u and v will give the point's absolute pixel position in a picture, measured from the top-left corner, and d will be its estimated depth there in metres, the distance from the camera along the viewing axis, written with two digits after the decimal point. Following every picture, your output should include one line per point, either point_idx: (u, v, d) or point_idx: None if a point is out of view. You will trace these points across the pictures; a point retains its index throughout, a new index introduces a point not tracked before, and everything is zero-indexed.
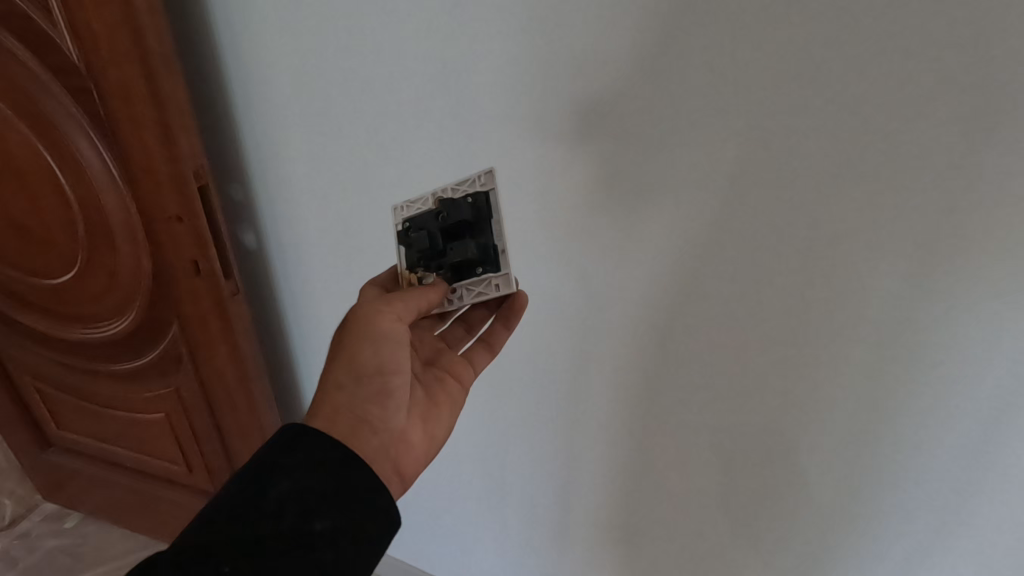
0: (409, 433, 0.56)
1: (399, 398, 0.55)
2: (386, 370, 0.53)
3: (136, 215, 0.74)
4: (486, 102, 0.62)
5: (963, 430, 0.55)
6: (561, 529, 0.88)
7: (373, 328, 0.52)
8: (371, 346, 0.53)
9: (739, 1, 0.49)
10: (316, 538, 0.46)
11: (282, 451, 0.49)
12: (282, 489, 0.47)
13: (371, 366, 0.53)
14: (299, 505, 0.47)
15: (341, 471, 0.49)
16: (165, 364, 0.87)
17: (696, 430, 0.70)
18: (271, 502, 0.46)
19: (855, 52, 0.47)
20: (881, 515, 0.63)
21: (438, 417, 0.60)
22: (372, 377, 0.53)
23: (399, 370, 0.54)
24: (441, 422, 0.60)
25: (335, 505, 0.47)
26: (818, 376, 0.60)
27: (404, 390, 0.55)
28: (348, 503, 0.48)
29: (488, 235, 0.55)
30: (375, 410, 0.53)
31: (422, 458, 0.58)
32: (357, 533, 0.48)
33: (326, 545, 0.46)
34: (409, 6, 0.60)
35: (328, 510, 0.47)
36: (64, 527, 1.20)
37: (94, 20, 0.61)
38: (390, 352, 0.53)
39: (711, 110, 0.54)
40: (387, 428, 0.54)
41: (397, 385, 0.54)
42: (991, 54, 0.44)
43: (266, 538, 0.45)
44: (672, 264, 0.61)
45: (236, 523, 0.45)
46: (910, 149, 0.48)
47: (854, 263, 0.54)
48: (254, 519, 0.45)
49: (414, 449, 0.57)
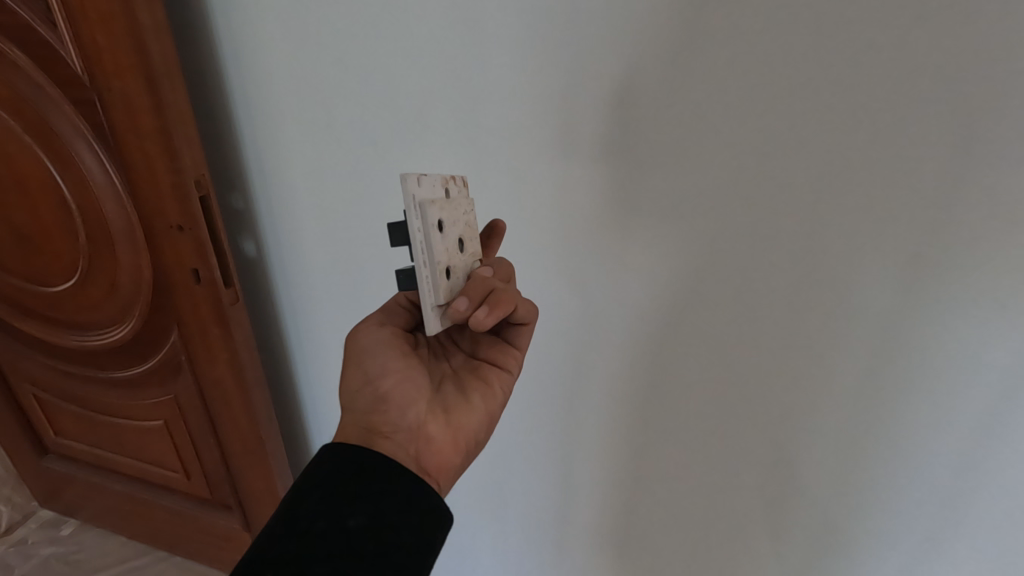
0: (430, 427, 0.53)
1: (398, 397, 0.53)
2: (374, 376, 0.54)
3: (136, 224, 0.73)
4: (489, 118, 0.61)
5: (956, 446, 0.55)
6: (560, 543, 0.87)
7: (358, 342, 0.55)
8: (356, 360, 0.54)
9: (747, 22, 0.48)
10: (354, 536, 0.44)
11: (312, 466, 0.49)
12: (313, 497, 0.46)
13: (360, 379, 0.54)
14: (332, 507, 0.45)
15: (371, 468, 0.48)
16: (165, 373, 0.87)
17: (695, 447, 0.69)
18: (305, 510, 0.45)
19: (863, 76, 0.46)
20: (880, 533, 0.63)
21: (471, 408, 0.56)
22: (367, 387, 0.54)
23: (387, 371, 0.54)
24: (473, 413, 0.56)
25: (369, 501, 0.46)
26: (820, 399, 0.59)
27: (402, 387, 0.54)
28: (382, 496, 0.46)
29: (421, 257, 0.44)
30: (377, 416, 0.52)
31: (454, 452, 0.54)
32: (397, 524, 0.46)
33: (366, 541, 0.44)
34: (410, 20, 0.59)
35: (362, 506, 0.45)
36: (61, 534, 1.19)
37: (96, 29, 0.60)
38: (371, 358, 0.54)
39: (718, 130, 0.52)
40: (400, 429, 0.52)
41: (390, 387, 0.53)
42: (1001, 76, 0.43)
43: (303, 545, 0.43)
44: (677, 283, 0.60)
45: (272, 538, 0.44)
46: (918, 172, 0.47)
47: (860, 288, 0.53)
48: (290, 529, 0.44)
49: (440, 443, 0.53)
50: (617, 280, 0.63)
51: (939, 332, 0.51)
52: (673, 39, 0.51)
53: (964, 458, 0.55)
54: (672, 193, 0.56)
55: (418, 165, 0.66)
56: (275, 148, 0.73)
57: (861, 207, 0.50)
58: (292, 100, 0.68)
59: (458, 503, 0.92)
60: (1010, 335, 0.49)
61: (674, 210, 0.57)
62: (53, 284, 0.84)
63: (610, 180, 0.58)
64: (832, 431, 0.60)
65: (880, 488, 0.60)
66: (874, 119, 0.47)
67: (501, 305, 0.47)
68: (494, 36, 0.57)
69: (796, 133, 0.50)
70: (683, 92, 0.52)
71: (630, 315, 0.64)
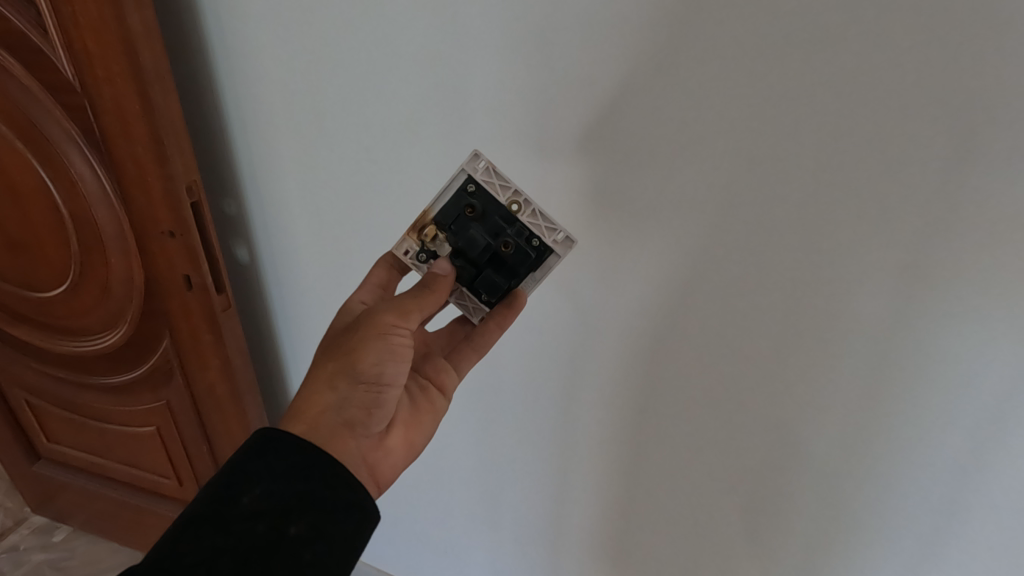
0: (389, 440, 0.55)
1: (388, 405, 0.53)
2: (383, 382, 0.52)
3: (128, 230, 0.73)
4: (479, 124, 0.60)
5: (950, 452, 0.55)
6: (553, 550, 0.87)
7: (390, 341, 0.51)
8: (376, 355, 0.51)
9: (739, 32, 0.47)
10: (294, 543, 0.45)
11: (251, 455, 0.47)
12: (255, 495, 0.45)
13: (372, 375, 0.51)
14: (271, 512, 0.45)
15: (316, 471, 0.47)
16: (156, 379, 0.86)
17: (687, 453, 0.68)
18: (245, 510, 0.45)
19: (859, 84, 0.46)
20: (872, 537, 0.62)
21: (420, 426, 0.59)
22: (368, 385, 0.51)
23: (396, 382, 0.53)
24: (424, 432, 0.59)
25: (310, 508, 0.46)
26: (812, 408, 0.59)
27: (394, 401, 0.54)
28: (323, 504, 0.46)
29: (517, 281, 0.56)
30: (361, 415, 0.52)
31: (402, 464, 0.57)
32: (336, 533, 0.46)
33: (305, 548, 0.45)
34: (402, 26, 0.58)
35: (303, 513, 0.46)
36: (53, 540, 1.19)
37: (87, 36, 0.60)
38: (393, 367, 0.52)
39: (707, 138, 0.52)
40: (367, 436, 0.53)
41: (390, 396, 0.53)
42: (991, 86, 0.42)
43: (237, 547, 0.43)
44: (667, 289, 0.60)
45: (208, 535, 0.43)
46: (907, 182, 0.47)
47: (853, 297, 0.52)
48: (227, 528, 0.44)
49: (393, 457, 0.56)
50: (609, 288, 0.62)
51: (930, 340, 0.51)
52: (661, 46, 0.50)
53: (957, 464, 0.55)
54: (664, 201, 0.56)
55: (409, 172, 0.66)
56: (268, 155, 0.72)
57: (855, 216, 0.50)
58: (285, 106, 0.68)
59: (449, 509, 0.92)
60: (1003, 341, 0.49)
61: (663, 218, 0.56)
62: (45, 289, 0.84)
63: (601, 187, 0.58)
64: (823, 438, 0.60)
65: (871, 492, 0.60)
66: (869, 128, 0.47)
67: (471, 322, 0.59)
68: (487, 44, 0.56)
69: (791, 142, 0.49)
70: (675, 100, 0.52)
71: (621, 323, 0.64)
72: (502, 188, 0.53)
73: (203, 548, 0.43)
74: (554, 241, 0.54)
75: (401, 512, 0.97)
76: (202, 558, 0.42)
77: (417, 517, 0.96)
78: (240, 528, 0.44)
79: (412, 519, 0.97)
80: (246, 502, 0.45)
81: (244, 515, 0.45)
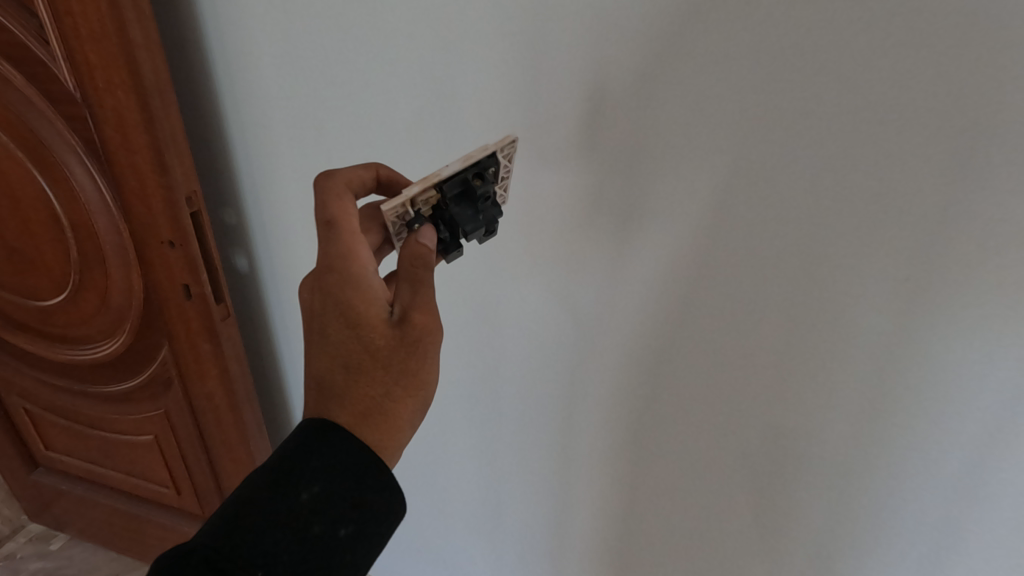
0: None
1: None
2: None
3: (127, 239, 0.73)
4: (479, 134, 0.60)
5: (951, 469, 0.54)
6: (551, 558, 0.86)
7: None
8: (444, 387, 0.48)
9: (736, 49, 0.48)
10: (339, 543, 0.44)
11: (308, 452, 0.44)
12: (310, 494, 0.44)
13: None
14: (321, 513, 0.44)
15: (372, 479, 0.45)
16: (154, 388, 0.86)
17: (685, 460, 0.68)
18: (299, 507, 0.44)
19: (856, 102, 0.45)
20: (871, 548, 0.62)
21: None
22: None
23: None
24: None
25: (358, 511, 0.45)
26: (810, 418, 0.59)
27: None
28: (372, 508, 0.45)
29: None
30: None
31: None
32: (377, 537, 0.46)
33: (347, 550, 0.45)
34: (400, 39, 0.59)
35: (350, 516, 0.45)
36: (52, 548, 1.19)
37: (88, 48, 0.60)
38: None
39: (704, 152, 0.52)
40: None
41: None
42: (987, 105, 0.42)
43: (285, 544, 0.43)
44: (665, 299, 0.60)
45: (265, 522, 0.43)
46: (903, 198, 0.47)
47: (853, 313, 0.52)
48: (282, 521, 0.43)
49: None
50: (608, 297, 0.62)
51: (930, 358, 0.50)
52: (659, 60, 0.50)
53: (958, 481, 0.54)
54: (662, 214, 0.56)
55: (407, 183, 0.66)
56: (266, 165, 0.72)
57: (852, 231, 0.49)
58: (283, 116, 0.68)
59: (449, 518, 0.92)
60: (1007, 362, 0.48)
61: (658, 226, 0.56)
62: (44, 297, 0.84)
63: (598, 199, 0.58)
64: (823, 450, 0.59)
65: (870, 503, 0.59)
66: (868, 143, 0.46)
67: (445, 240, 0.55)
68: (484, 57, 0.56)
69: (789, 156, 0.49)
70: (673, 115, 0.52)
71: (619, 331, 0.64)
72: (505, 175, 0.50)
73: (254, 540, 0.43)
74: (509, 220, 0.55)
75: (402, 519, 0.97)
76: (252, 549, 0.42)
77: (417, 524, 0.96)
78: (290, 526, 0.43)
79: (412, 526, 0.97)
80: (299, 503, 0.44)
81: (295, 514, 0.44)
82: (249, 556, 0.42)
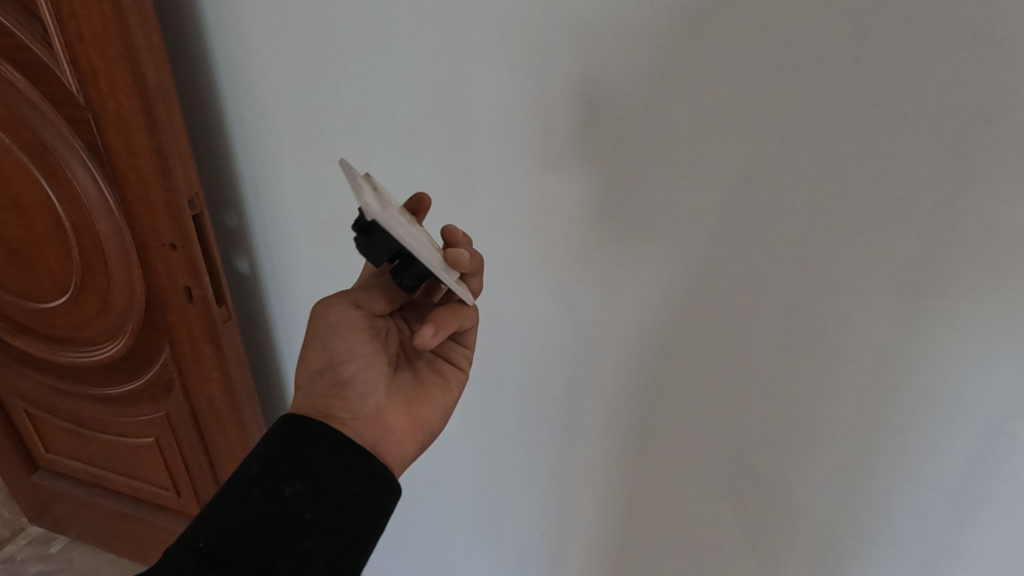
0: (389, 417, 0.54)
1: (361, 383, 0.53)
2: (337, 361, 0.53)
3: (130, 242, 0.73)
4: (480, 136, 0.60)
5: (951, 474, 0.54)
6: (552, 562, 0.86)
7: (320, 324, 0.53)
8: (319, 340, 0.53)
9: (737, 51, 0.48)
10: (294, 504, 0.45)
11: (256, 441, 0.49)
12: (256, 467, 0.47)
13: (325, 360, 0.53)
14: (270, 481, 0.46)
15: (312, 437, 0.48)
16: (155, 390, 0.86)
17: (685, 464, 0.68)
18: (249, 476, 0.46)
19: (855, 105, 0.46)
20: (872, 552, 0.61)
21: (431, 402, 0.57)
22: (325, 371, 0.53)
23: (352, 356, 0.53)
24: (433, 408, 0.57)
25: (308, 471, 0.47)
26: (812, 422, 0.58)
27: (364, 376, 0.53)
28: (321, 466, 0.47)
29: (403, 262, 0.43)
30: (337, 401, 0.52)
31: (410, 438, 0.54)
32: (336, 493, 0.47)
33: (303, 507, 0.45)
34: (402, 43, 0.59)
35: (300, 477, 0.46)
36: (51, 552, 1.19)
37: (92, 51, 0.61)
38: (337, 342, 0.53)
39: (705, 154, 0.52)
40: (357, 417, 0.52)
41: (354, 373, 0.53)
42: (984, 107, 0.42)
43: (241, 515, 0.44)
44: (666, 302, 0.60)
45: (219, 504, 0.45)
46: (902, 200, 0.47)
47: (853, 317, 0.52)
48: (236, 494, 0.46)
49: (398, 431, 0.54)
50: (608, 300, 0.62)
51: (931, 361, 0.50)
52: (661, 63, 0.50)
53: (958, 486, 0.54)
54: (663, 217, 0.56)
55: (408, 187, 0.66)
56: (268, 168, 0.73)
57: (852, 234, 0.50)
58: (285, 120, 0.68)
59: (449, 522, 0.92)
60: (1006, 365, 0.48)
61: (659, 229, 0.56)
62: (45, 299, 0.84)
63: (598, 202, 0.58)
64: (825, 454, 0.59)
65: (871, 507, 0.59)
66: (867, 145, 0.46)
67: (476, 258, 0.47)
68: (485, 62, 0.57)
69: (788, 159, 0.49)
70: (673, 118, 0.52)
71: (621, 334, 0.64)
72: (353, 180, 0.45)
73: (211, 520, 0.44)
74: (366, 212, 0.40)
75: (403, 524, 0.97)
76: (208, 528, 0.44)
77: (418, 528, 0.95)
78: (242, 500, 0.45)
79: (412, 531, 0.96)
80: (249, 479, 0.46)
81: (246, 488, 0.46)
82: (206, 534, 0.43)
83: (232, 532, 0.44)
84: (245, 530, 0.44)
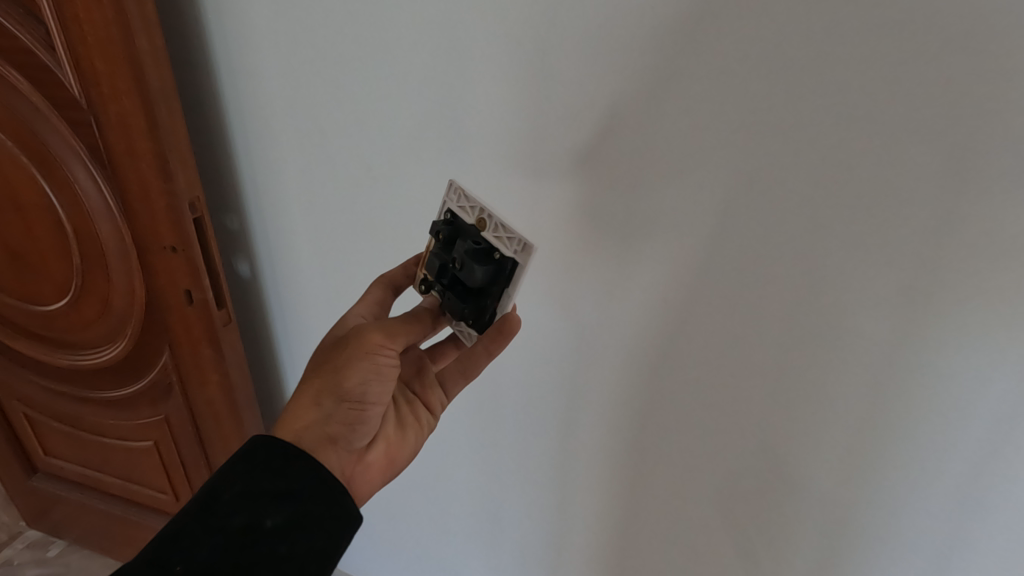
0: (370, 455, 0.54)
1: (370, 424, 0.53)
2: (367, 400, 0.52)
3: (130, 245, 0.73)
4: (480, 140, 0.60)
5: (953, 479, 0.53)
6: (551, 568, 0.85)
7: (371, 360, 0.51)
8: (360, 375, 0.51)
9: (738, 55, 0.48)
10: (271, 536, 0.46)
11: (234, 461, 0.48)
12: (234, 493, 0.46)
13: (356, 394, 0.51)
14: (248, 510, 0.46)
15: (293, 468, 0.48)
16: (154, 393, 0.86)
17: (684, 469, 0.67)
18: (227, 504, 0.46)
19: (855, 110, 0.46)
20: (871, 557, 0.61)
21: (406, 444, 0.58)
22: (351, 403, 0.51)
23: (380, 400, 0.52)
24: (407, 451, 0.58)
25: (286, 503, 0.47)
26: (813, 427, 0.58)
27: (377, 419, 0.53)
28: (297, 499, 0.47)
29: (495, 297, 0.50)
30: (343, 431, 0.51)
31: (380, 475, 0.55)
32: (310, 527, 0.47)
33: (279, 541, 0.46)
34: (403, 45, 0.59)
35: (278, 508, 0.46)
36: (48, 555, 1.18)
37: (94, 54, 0.61)
38: (377, 385, 0.51)
39: (706, 159, 0.52)
40: (348, 449, 0.52)
41: (373, 415, 0.52)
42: (982, 113, 0.42)
43: (218, 542, 0.45)
44: (666, 307, 0.59)
45: (193, 529, 0.45)
46: (900, 205, 0.47)
47: (854, 324, 0.52)
48: (211, 519, 0.45)
49: (372, 469, 0.55)
50: (608, 305, 0.62)
51: (931, 370, 0.50)
52: (662, 66, 0.50)
53: (958, 495, 0.54)
54: (664, 224, 0.56)
55: (408, 189, 0.66)
56: (269, 171, 0.73)
57: (853, 240, 0.49)
58: (287, 123, 0.69)
59: (448, 529, 0.91)
60: (1006, 371, 0.48)
61: (660, 233, 0.56)
62: (44, 301, 0.84)
63: (599, 207, 0.58)
64: (826, 458, 0.59)
65: (872, 513, 0.58)
66: (867, 151, 0.46)
67: None
68: (485, 66, 0.57)
69: (789, 165, 0.49)
70: (675, 124, 0.52)
71: (621, 339, 0.63)
72: (472, 205, 0.49)
73: (185, 543, 0.44)
74: (516, 251, 0.47)
75: (402, 530, 0.96)
76: (183, 551, 0.44)
77: (417, 534, 0.95)
78: (218, 527, 0.45)
79: (410, 536, 0.96)
80: (225, 506, 0.46)
81: (222, 516, 0.45)
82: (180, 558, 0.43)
83: (208, 561, 0.44)
84: (221, 558, 0.44)
